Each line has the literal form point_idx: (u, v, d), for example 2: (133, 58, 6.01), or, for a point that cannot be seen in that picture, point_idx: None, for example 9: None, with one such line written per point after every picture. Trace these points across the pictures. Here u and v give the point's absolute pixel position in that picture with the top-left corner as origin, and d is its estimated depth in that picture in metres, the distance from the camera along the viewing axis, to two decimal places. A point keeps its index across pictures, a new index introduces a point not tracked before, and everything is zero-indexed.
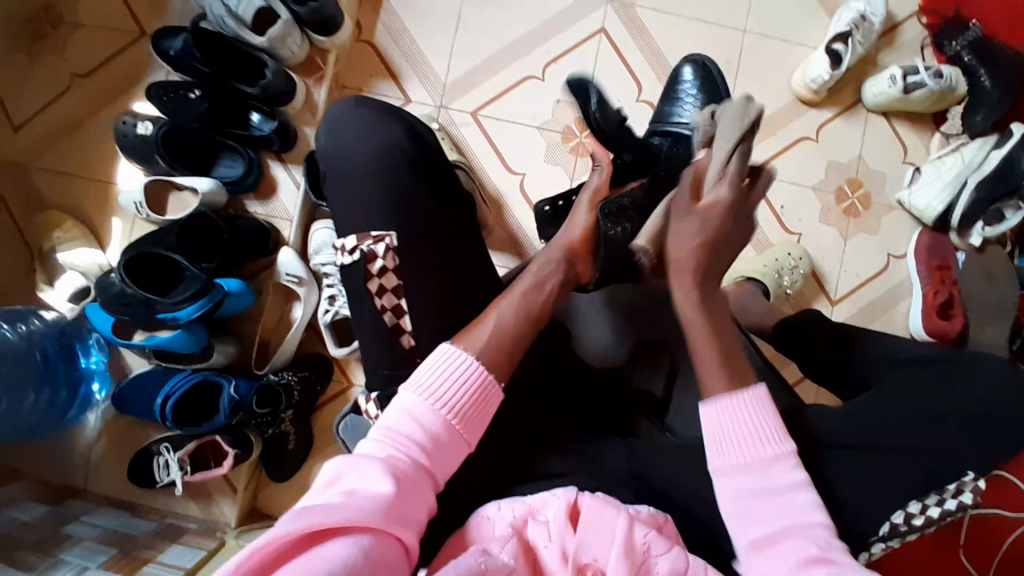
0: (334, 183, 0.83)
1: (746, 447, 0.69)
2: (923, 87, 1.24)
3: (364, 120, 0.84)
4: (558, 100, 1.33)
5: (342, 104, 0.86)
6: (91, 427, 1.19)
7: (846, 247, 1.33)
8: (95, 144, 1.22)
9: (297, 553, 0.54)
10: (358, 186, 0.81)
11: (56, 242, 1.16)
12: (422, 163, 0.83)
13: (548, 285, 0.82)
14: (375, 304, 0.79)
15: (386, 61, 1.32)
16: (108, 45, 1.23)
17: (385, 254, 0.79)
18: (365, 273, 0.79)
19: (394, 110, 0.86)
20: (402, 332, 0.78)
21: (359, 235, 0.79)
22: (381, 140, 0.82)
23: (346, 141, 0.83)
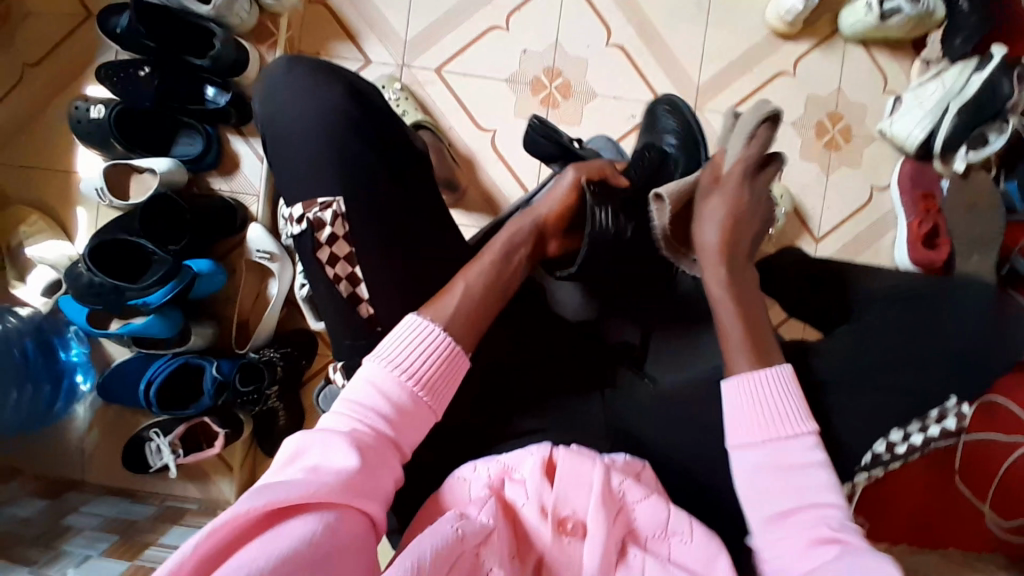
0: (280, 153, 0.81)
1: (766, 421, 0.68)
2: (900, 13, 1.18)
3: (301, 81, 0.81)
4: (525, 50, 1.28)
5: (275, 66, 0.83)
6: (81, 419, 1.18)
7: (829, 183, 1.30)
8: (51, 132, 1.18)
9: (257, 531, 0.54)
10: (301, 153, 0.79)
11: (22, 237, 1.14)
12: (365, 120, 0.80)
13: (517, 258, 0.82)
14: (329, 274, 0.78)
15: (341, 21, 1.27)
16: (53, 28, 1.18)
17: (334, 222, 0.77)
18: (315, 242, 0.77)
19: (332, 67, 0.82)
20: (359, 301, 0.78)
21: (307, 203, 0.78)
22: (321, 103, 0.79)
23: (289, 105, 0.80)
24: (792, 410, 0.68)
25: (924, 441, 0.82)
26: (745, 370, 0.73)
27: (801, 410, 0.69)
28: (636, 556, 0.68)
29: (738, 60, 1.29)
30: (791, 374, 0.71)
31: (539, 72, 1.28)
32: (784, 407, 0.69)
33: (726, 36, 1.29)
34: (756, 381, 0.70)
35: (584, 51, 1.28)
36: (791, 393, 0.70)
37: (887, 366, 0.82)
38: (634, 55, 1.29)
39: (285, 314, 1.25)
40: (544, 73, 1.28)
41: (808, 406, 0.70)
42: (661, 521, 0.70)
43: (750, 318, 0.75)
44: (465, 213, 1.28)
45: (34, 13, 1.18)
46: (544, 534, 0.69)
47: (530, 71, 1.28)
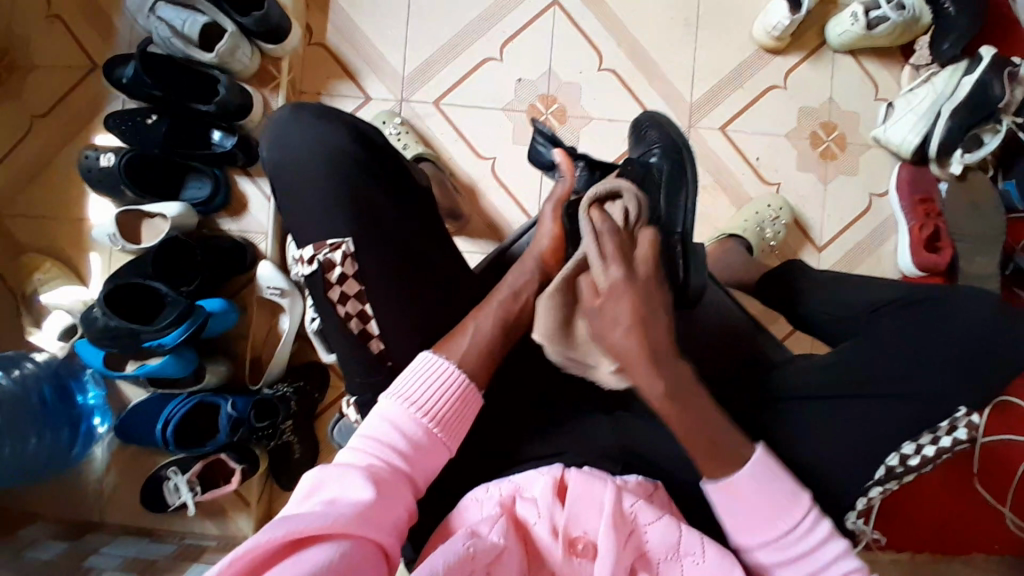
0: (285, 192, 0.82)
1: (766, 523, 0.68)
2: (886, 21, 1.21)
3: (306, 125, 0.81)
4: (520, 78, 1.31)
5: (279, 113, 0.83)
6: (99, 460, 1.20)
7: (827, 191, 1.31)
8: (63, 182, 1.22)
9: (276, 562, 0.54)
10: (310, 194, 0.80)
11: (38, 284, 1.17)
12: (372, 164, 0.81)
13: (525, 294, 0.82)
14: (340, 312, 0.79)
15: (341, 61, 1.31)
16: (63, 82, 1.23)
17: (344, 262, 0.79)
18: (325, 282, 0.79)
19: (337, 113, 0.83)
20: (370, 336, 0.79)
21: (317, 244, 0.79)
22: (328, 145, 0.81)
23: (293, 152, 0.81)
24: (780, 504, 0.69)
25: (936, 453, 0.82)
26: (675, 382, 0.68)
27: (790, 493, 0.70)
28: None
29: (728, 76, 1.31)
30: (766, 453, 0.70)
31: (534, 99, 1.31)
32: (774, 501, 0.69)
33: (716, 54, 1.31)
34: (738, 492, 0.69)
35: (577, 76, 1.31)
36: (775, 483, 0.70)
37: (892, 372, 0.83)
38: (628, 77, 1.31)
39: (297, 349, 1.27)
40: (539, 100, 1.31)
41: (793, 483, 0.70)
42: (672, 542, 0.70)
43: (649, 338, 0.66)
44: (468, 240, 1.30)
45: (45, 69, 1.23)
46: (555, 554, 0.69)
47: (526, 99, 1.31)
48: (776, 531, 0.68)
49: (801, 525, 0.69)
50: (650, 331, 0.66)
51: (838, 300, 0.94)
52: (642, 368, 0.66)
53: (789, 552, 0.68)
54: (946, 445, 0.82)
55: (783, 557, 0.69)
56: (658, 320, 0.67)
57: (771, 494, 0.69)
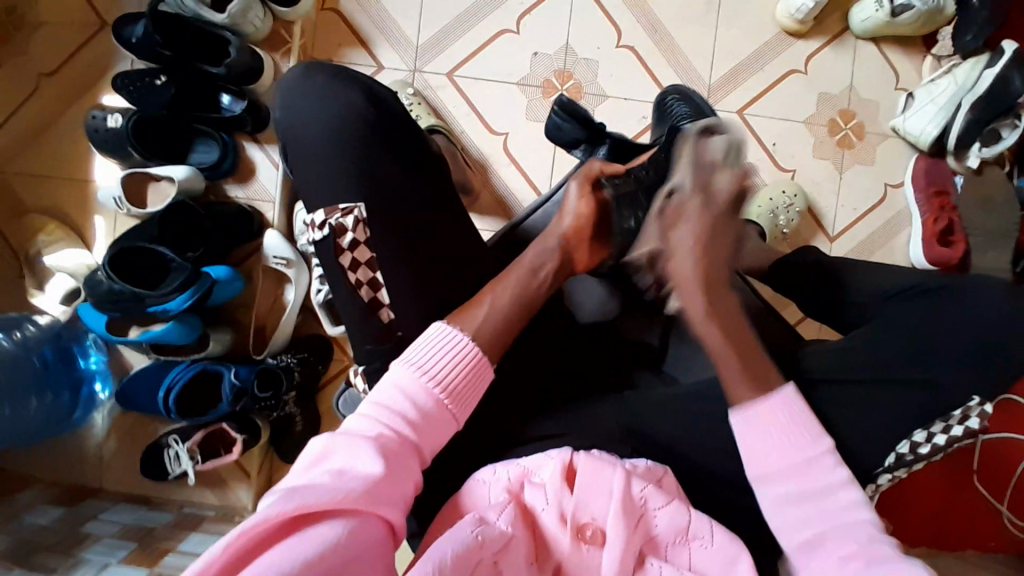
0: (299, 155, 0.79)
1: (783, 453, 0.68)
2: (910, 9, 1.18)
3: (318, 87, 0.79)
4: (536, 52, 1.29)
5: (295, 71, 0.80)
6: (99, 426, 1.18)
7: (842, 179, 1.30)
8: (66, 142, 1.19)
9: (278, 538, 0.53)
10: (321, 158, 0.78)
11: (40, 245, 1.15)
12: (387, 128, 0.79)
13: (542, 272, 0.80)
14: (349, 279, 0.76)
15: (353, 28, 1.27)
16: (70, 39, 1.19)
17: (356, 228, 0.76)
18: (337, 248, 0.76)
19: (356, 75, 0.81)
20: (380, 306, 0.76)
21: (327, 208, 0.76)
22: (341, 107, 0.78)
23: (304, 113, 0.78)
24: (802, 436, 0.68)
25: (947, 442, 0.81)
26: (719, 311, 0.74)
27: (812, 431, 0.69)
28: (654, 566, 0.68)
29: (748, 59, 1.29)
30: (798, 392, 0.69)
31: (550, 74, 1.29)
32: (794, 436, 0.68)
33: (737, 36, 1.29)
34: (763, 419, 0.69)
35: (594, 53, 1.29)
36: (798, 415, 0.69)
37: (907, 364, 0.82)
38: (645, 56, 1.29)
39: (301, 320, 1.25)
40: (555, 76, 1.29)
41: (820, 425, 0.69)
42: (681, 527, 0.70)
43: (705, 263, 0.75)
44: (477, 216, 1.28)
45: (49, 25, 1.19)
46: (563, 540, 0.68)
47: (541, 74, 1.29)
48: (802, 463, 0.67)
49: (822, 461, 0.67)
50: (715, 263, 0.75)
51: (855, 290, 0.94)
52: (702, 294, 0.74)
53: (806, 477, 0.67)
54: (957, 434, 0.81)
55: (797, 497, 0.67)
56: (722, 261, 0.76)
57: (799, 429, 0.69)
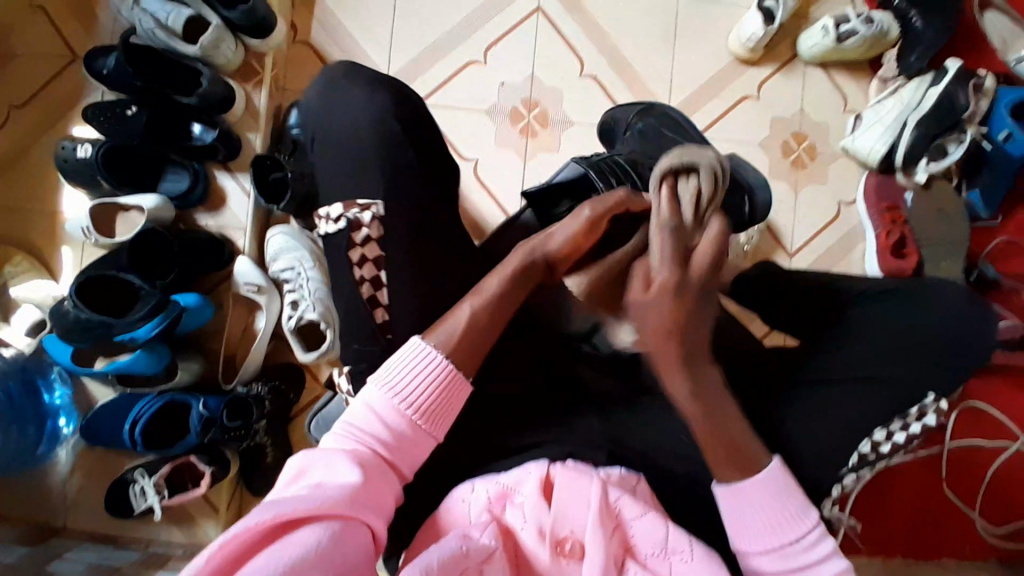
0: (329, 157, 0.79)
1: (767, 529, 0.68)
2: (856, 35, 1.27)
3: (358, 94, 0.79)
4: (503, 82, 1.33)
5: (337, 68, 0.82)
6: (64, 463, 1.14)
7: (799, 198, 1.35)
8: (34, 171, 1.18)
9: (261, 547, 0.52)
10: (349, 158, 0.78)
11: (6, 276, 1.12)
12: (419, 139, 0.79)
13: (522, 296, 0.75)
14: (354, 275, 0.76)
15: (325, 59, 1.30)
16: (40, 70, 1.19)
17: (371, 223, 0.76)
18: (348, 241, 0.76)
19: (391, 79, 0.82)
20: (378, 305, 0.75)
21: (345, 203, 0.77)
22: (376, 114, 0.78)
23: (340, 119, 0.79)
24: (789, 512, 0.68)
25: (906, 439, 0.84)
26: (701, 390, 0.68)
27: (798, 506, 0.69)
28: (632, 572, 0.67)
29: (705, 85, 1.35)
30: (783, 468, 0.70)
31: (518, 102, 1.33)
32: (782, 512, 0.68)
33: (694, 63, 1.35)
34: (748, 494, 0.69)
35: (560, 81, 1.34)
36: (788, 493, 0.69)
37: (868, 362, 0.86)
38: (608, 83, 1.34)
39: (272, 349, 1.24)
40: (522, 104, 1.33)
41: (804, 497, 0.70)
42: (660, 538, 0.70)
43: (684, 337, 0.66)
44: None
45: (21, 57, 1.19)
46: (541, 556, 0.67)
47: (510, 103, 1.33)
48: (781, 540, 0.68)
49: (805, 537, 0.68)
50: (691, 335, 0.67)
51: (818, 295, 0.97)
52: (674, 374, 0.68)
53: (791, 563, 0.68)
54: (916, 432, 0.84)
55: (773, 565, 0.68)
56: (694, 334, 0.67)
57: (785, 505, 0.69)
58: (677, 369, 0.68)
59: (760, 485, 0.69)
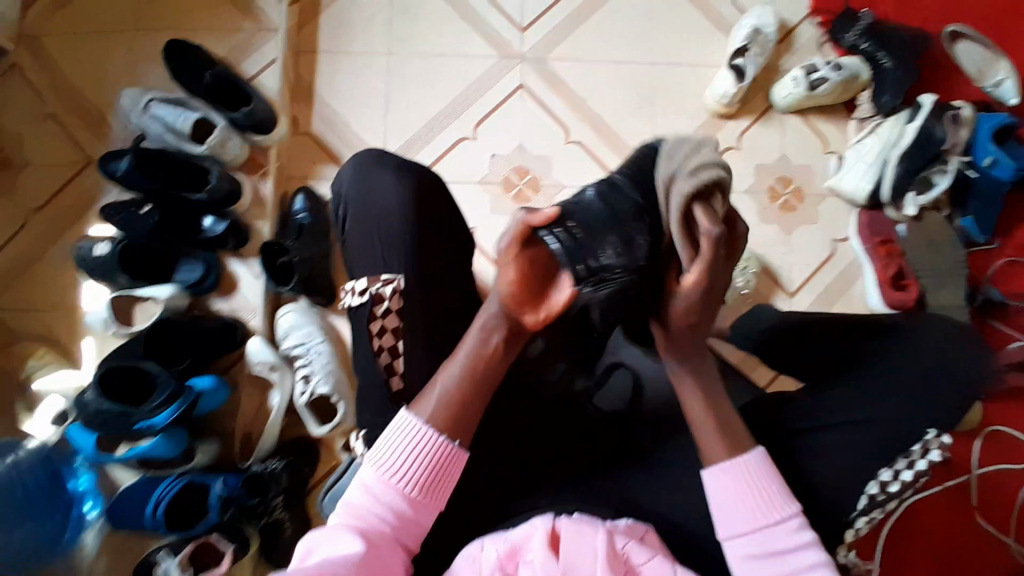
0: (359, 228, 0.86)
1: (748, 511, 0.70)
2: (826, 81, 1.33)
3: (386, 172, 0.88)
4: (492, 154, 1.40)
5: (369, 155, 0.90)
6: (90, 547, 1.15)
7: (792, 239, 1.37)
8: (58, 271, 1.27)
9: None
10: (374, 229, 0.85)
11: (30, 368, 1.21)
12: (437, 217, 0.88)
13: (494, 340, 0.73)
14: (374, 345, 0.81)
15: (326, 147, 1.39)
16: (60, 178, 1.31)
17: (392, 296, 0.82)
18: (371, 314, 0.82)
19: (416, 166, 0.90)
20: (394, 372, 0.80)
21: (370, 277, 0.83)
22: (399, 193, 0.87)
23: (372, 196, 0.87)
24: (773, 497, 0.70)
25: (914, 478, 0.82)
26: (706, 378, 0.76)
27: (780, 495, 0.71)
28: None
29: None
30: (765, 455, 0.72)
31: (508, 171, 1.40)
32: (764, 497, 0.70)
33: (672, 120, 1.41)
34: (737, 476, 0.71)
35: (545, 150, 1.41)
36: (769, 480, 0.71)
37: (859, 397, 0.86)
38: (592, 147, 1.41)
39: (287, 424, 1.27)
40: (512, 172, 1.40)
41: (787, 489, 0.72)
42: None
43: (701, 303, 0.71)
44: None
45: (44, 168, 1.31)
46: None
47: (500, 172, 1.40)
48: (763, 523, 0.70)
49: (785, 524, 0.70)
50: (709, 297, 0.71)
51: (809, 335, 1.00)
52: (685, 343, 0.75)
53: (771, 545, 0.69)
54: (922, 470, 0.82)
55: (756, 549, 0.69)
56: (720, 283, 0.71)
57: (768, 495, 0.71)
58: (688, 339, 0.75)
59: (742, 467, 0.71)
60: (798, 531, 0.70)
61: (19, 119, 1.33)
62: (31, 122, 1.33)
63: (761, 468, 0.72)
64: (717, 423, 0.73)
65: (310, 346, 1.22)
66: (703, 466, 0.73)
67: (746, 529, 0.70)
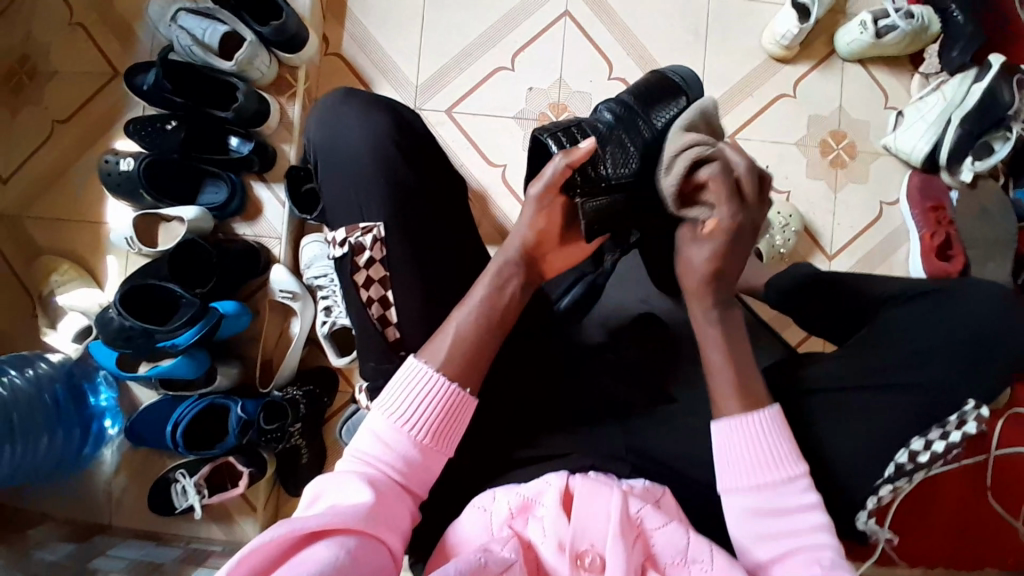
0: (331, 175, 0.82)
1: (751, 467, 0.70)
2: (895, 30, 1.23)
3: (354, 112, 0.83)
4: (531, 87, 1.33)
5: (333, 95, 0.85)
6: (109, 463, 1.19)
7: (837, 199, 1.31)
8: (79, 186, 1.24)
9: (277, 564, 0.56)
10: (353, 171, 0.81)
11: (54, 286, 1.19)
12: (415, 155, 0.83)
13: (509, 287, 0.77)
14: (362, 297, 0.78)
15: (356, 71, 1.33)
16: (84, 89, 1.25)
17: (373, 246, 0.79)
18: (353, 265, 0.78)
19: (387, 102, 0.86)
20: (388, 324, 0.79)
21: (348, 227, 0.80)
22: (371, 131, 0.82)
23: (342, 139, 0.82)
24: (781, 455, 0.70)
25: (947, 449, 0.78)
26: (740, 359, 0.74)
27: (789, 454, 0.71)
28: None
29: (740, 83, 1.32)
30: (780, 413, 0.72)
31: (545, 107, 1.33)
32: (772, 453, 0.70)
33: (725, 61, 1.32)
34: (745, 429, 0.71)
35: (587, 85, 1.33)
36: (779, 438, 0.71)
37: (898, 368, 0.83)
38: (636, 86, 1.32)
39: (307, 353, 1.27)
40: (550, 109, 1.33)
41: (796, 450, 0.72)
42: (680, 548, 0.68)
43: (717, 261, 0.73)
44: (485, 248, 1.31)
45: (66, 76, 1.26)
46: (561, 570, 0.66)
47: (537, 107, 1.33)
48: (769, 480, 0.70)
49: (793, 482, 0.70)
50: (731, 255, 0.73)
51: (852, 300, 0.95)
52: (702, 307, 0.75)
53: (774, 501, 0.69)
54: (955, 441, 0.79)
55: (757, 506, 0.69)
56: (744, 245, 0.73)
57: (774, 452, 0.71)
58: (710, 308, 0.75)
59: (752, 425, 0.71)
60: (802, 491, 0.70)
61: (37, 22, 1.26)
62: (51, 27, 1.26)
63: (772, 424, 0.72)
64: (735, 384, 0.73)
65: (331, 277, 1.19)
66: (714, 417, 0.73)
67: (746, 485, 0.70)
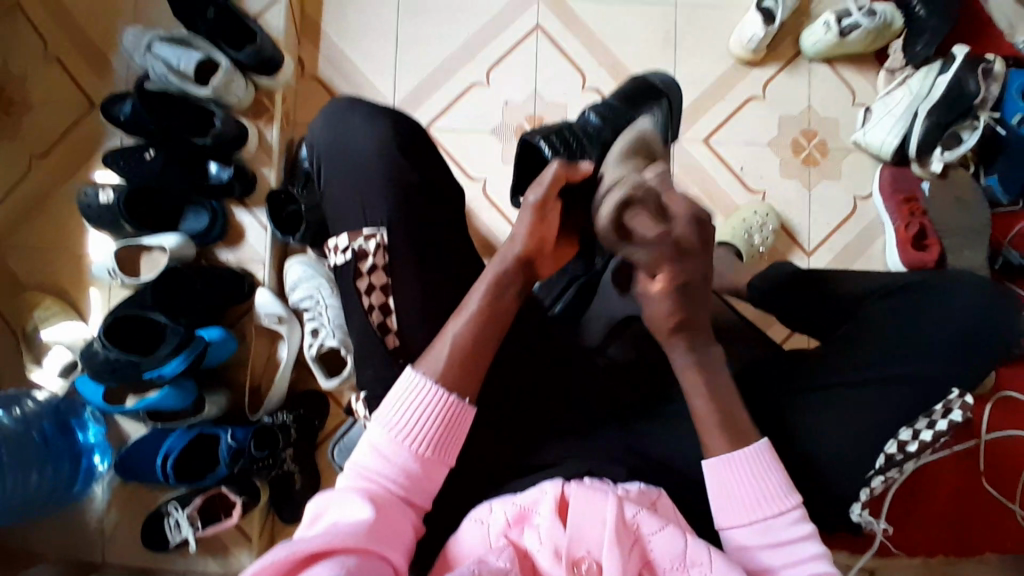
0: (335, 171, 0.83)
1: (750, 497, 0.70)
2: (858, 27, 1.27)
3: (354, 117, 0.84)
4: (507, 101, 1.34)
5: (340, 100, 0.86)
6: (99, 499, 1.17)
7: (813, 196, 1.33)
8: (58, 219, 1.23)
9: None
10: (345, 179, 0.82)
11: (37, 321, 1.18)
12: (416, 152, 0.84)
13: (505, 295, 0.76)
14: (364, 303, 0.79)
15: (331, 92, 1.33)
16: (61, 121, 1.25)
17: (376, 252, 0.79)
18: (355, 272, 0.79)
19: (391, 110, 0.86)
20: (389, 331, 0.79)
21: (352, 234, 0.80)
22: (371, 134, 0.83)
23: (343, 142, 0.83)
24: (777, 486, 0.71)
25: (933, 437, 0.80)
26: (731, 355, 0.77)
27: (782, 485, 0.71)
28: None
29: (711, 87, 1.35)
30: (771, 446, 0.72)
31: (522, 119, 1.34)
32: (768, 484, 0.71)
33: (697, 66, 1.35)
34: (742, 462, 0.71)
35: (563, 96, 1.35)
36: (773, 468, 0.72)
37: (885, 357, 0.84)
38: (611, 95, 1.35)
39: (296, 376, 1.26)
40: (527, 121, 1.34)
41: (788, 479, 0.72)
42: (678, 552, 0.67)
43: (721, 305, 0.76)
44: None
45: (42, 109, 1.25)
46: None
47: (515, 120, 1.34)
48: (765, 512, 0.70)
49: (785, 515, 0.70)
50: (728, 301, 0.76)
51: (835, 293, 0.97)
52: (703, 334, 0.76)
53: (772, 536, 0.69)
54: (943, 429, 0.80)
55: (756, 539, 0.70)
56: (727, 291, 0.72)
57: (771, 485, 0.71)
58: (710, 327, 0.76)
59: (751, 457, 0.71)
60: (795, 523, 0.70)
61: (10, 57, 1.26)
62: (25, 61, 1.26)
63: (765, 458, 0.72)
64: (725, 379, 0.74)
65: (318, 298, 1.18)
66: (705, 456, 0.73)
67: (746, 518, 0.70)
